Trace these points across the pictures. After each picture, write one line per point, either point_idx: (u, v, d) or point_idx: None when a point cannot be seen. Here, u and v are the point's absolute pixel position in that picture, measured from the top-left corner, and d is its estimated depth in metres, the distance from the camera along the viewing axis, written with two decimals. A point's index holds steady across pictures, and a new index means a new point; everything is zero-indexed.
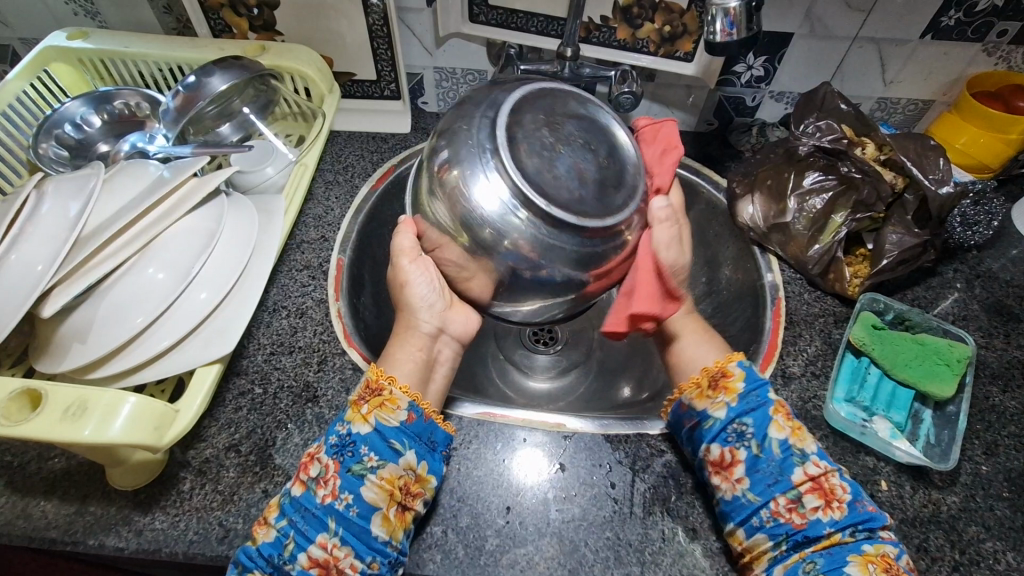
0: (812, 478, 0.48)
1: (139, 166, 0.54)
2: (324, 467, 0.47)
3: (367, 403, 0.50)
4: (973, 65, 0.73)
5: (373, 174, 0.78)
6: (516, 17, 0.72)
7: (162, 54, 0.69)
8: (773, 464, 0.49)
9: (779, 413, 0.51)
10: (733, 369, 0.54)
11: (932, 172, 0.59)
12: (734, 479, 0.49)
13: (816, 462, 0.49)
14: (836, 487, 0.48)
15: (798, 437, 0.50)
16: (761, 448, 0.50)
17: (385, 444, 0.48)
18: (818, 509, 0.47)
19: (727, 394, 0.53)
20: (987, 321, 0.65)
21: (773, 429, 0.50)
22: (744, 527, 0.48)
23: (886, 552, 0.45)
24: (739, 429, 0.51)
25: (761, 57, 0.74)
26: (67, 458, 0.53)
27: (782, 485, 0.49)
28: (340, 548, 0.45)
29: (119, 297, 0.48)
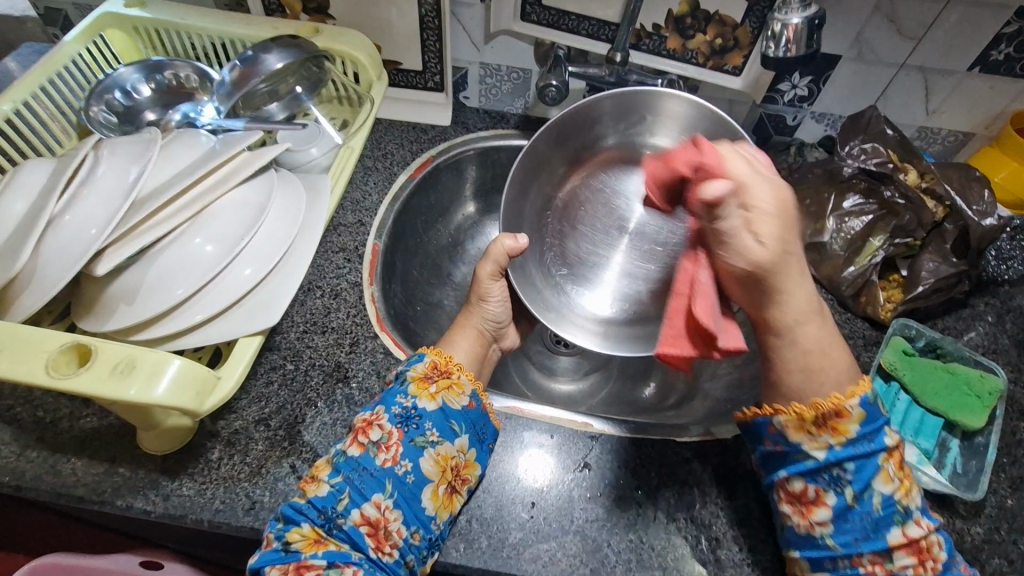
0: (911, 540, 0.44)
1: (191, 136, 0.54)
2: (386, 433, 0.48)
3: (435, 382, 0.51)
4: (1018, 101, 0.73)
5: (412, 163, 0.78)
6: (567, 19, 0.73)
7: (217, 29, 0.70)
8: (867, 517, 0.45)
9: (890, 463, 0.46)
10: (853, 408, 0.46)
11: (976, 203, 0.61)
12: (813, 520, 0.46)
13: (918, 521, 0.45)
14: (934, 547, 0.45)
15: (904, 491, 0.46)
16: (857, 497, 0.45)
17: (447, 424, 0.50)
18: (907, 566, 0.44)
19: (834, 435, 0.46)
20: (1016, 357, 0.65)
21: (879, 479, 0.45)
22: (813, 563, 0.46)
23: None
24: (837, 474, 0.46)
25: (806, 78, 0.74)
26: (100, 418, 0.53)
27: (871, 539, 0.45)
28: (392, 510, 0.45)
29: (168, 262, 0.49)
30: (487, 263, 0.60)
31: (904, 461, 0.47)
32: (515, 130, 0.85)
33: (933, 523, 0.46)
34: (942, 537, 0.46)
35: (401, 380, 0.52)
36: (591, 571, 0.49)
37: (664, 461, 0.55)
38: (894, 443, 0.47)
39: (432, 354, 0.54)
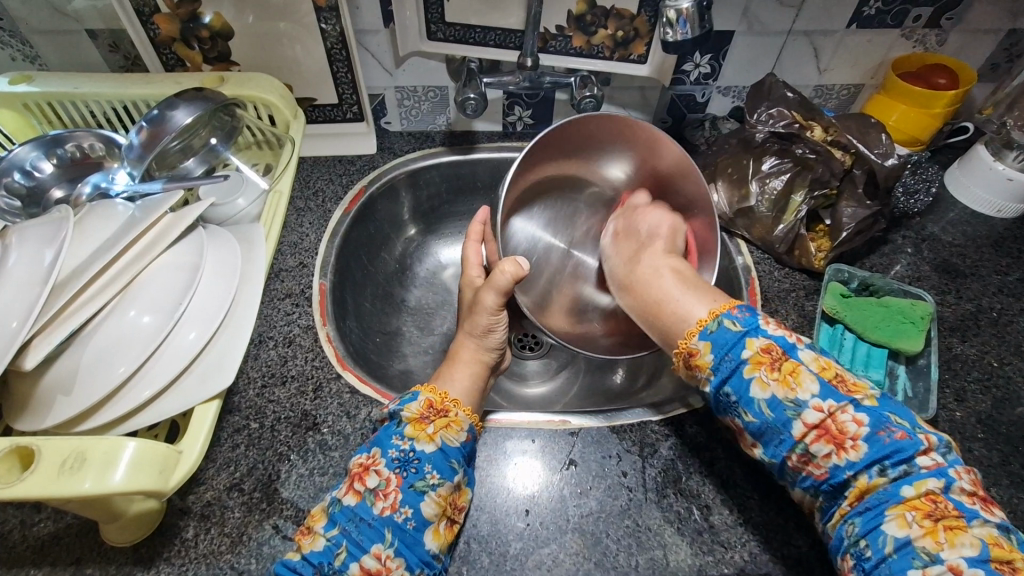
0: (814, 426, 0.43)
1: (106, 206, 0.52)
2: (384, 480, 0.46)
3: (432, 422, 0.49)
4: (894, 49, 0.79)
5: (345, 197, 0.77)
6: (473, 32, 0.74)
7: (115, 93, 0.67)
8: (769, 426, 0.44)
9: (760, 369, 0.45)
10: (696, 344, 0.48)
11: (876, 146, 0.65)
12: (749, 446, 0.47)
13: (818, 405, 0.43)
14: (847, 425, 0.42)
15: (789, 386, 0.44)
16: (750, 414, 0.45)
17: (446, 463, 0.48)
18: (830, 456, 0.42)
19: (701, 372, 0.48)
20: (938, 280, 0.71)
21: (757, 388, 0.45)
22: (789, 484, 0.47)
23: (929, 491, 0.40)
24: (727, 402, 0.47)
25: (707, 56, 0.78)
26: (55, 521, 0.50)
27: (786, 443, 0.44)
28: (393, 559, 0.44)
29: (104, 342, 0.46)
30: (489, 291, 0.58)
31: (782, 355, 0.45)
32: (442, 147, 0.85)
33: (844, 398, 0.43)
34: (861, 408, 0.43)
35: (396, 419, 0.50)
36: (596, 565, 0.49)
37: (644, 441, 0.56)
38: (765, 344, 0.46)
39: (426, 392, 0.52)
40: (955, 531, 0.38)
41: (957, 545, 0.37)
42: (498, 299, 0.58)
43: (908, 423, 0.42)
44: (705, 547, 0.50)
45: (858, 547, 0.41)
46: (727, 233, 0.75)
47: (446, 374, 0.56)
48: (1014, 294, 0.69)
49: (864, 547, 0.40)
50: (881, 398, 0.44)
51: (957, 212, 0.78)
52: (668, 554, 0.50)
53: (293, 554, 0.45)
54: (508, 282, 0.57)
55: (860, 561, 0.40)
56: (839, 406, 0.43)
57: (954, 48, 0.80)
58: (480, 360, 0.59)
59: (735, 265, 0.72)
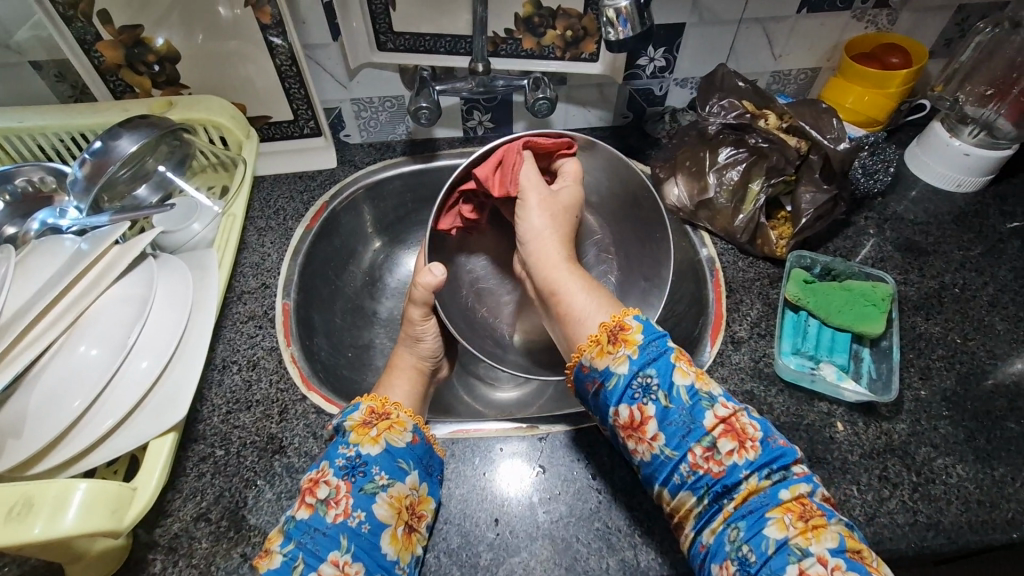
0: (722, 420, 0.44)
1: (53, 243, 0.52)
2: (334, 488, 0.46)
3: (375, 426, 0.50)
4: (847, 31, 0.80)
5: (306, 213, 0.77)
6: (423, 40, 0.73)
7: (62, 125, 0.66)
8: (684, 412, 0.44)
9: (682, 359, 0.46)
10: (630, 322, 0.47)
11: (829, 131, 0.65)
12: (649, 438, 0.44)
13: (725, 402, 0.45)
14: (747, 427, 0.44)
15: (704, 380, 0.45)
16: (669, 397, 0.44)
17: (394, 464, 0.49)
18: (733, 453, 0.43)
19: (627, 347, 0.46)
20: (901, 259, 0.71)
21: (678, 375, 0.45)
22: (669, 487, 0.45)
23: (801, 493, 0.42)
24: (645, 382, 0.45)
25: (660, 49, 0.78)
26: (18, 565, 0.49)
27: (696, 433, 0.43)
28: (351, 564, 0.44)
29: (52, 382, 0.45)
30: (415, 307, 0.60)
31: (694, 359, 0.48)
32: (404, 156, 0.84)
33: (738, 404, 0.46)
34: (752, 416, 0.46)
35: (341, 431, 0.50)
36: (566, 569, 0.49)
37: (613, 442, 0.56)
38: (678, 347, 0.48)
39: (367, 400, 0.53)
40: (820, 529, 0.40)
41: (823, 540, 0.40)
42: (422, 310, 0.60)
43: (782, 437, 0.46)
44: (676, 545, 0.50)
45: (741, 552, 0.41)
46: (691, 226, 0.75)
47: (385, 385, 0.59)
48: (976, 269, 0.70)
49: (748, 552, 0.41)
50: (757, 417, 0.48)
51: (918, 190, 0.79)
52: (638, 554, 0.50)
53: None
54: (427, 292, 0.58)
55: (744, 566, 0.40)
56: (736, 409, 0.45)
57: (906, 26, 0.80)
58: (418, 368, 0.62)
59: (699, 257, 0.72)
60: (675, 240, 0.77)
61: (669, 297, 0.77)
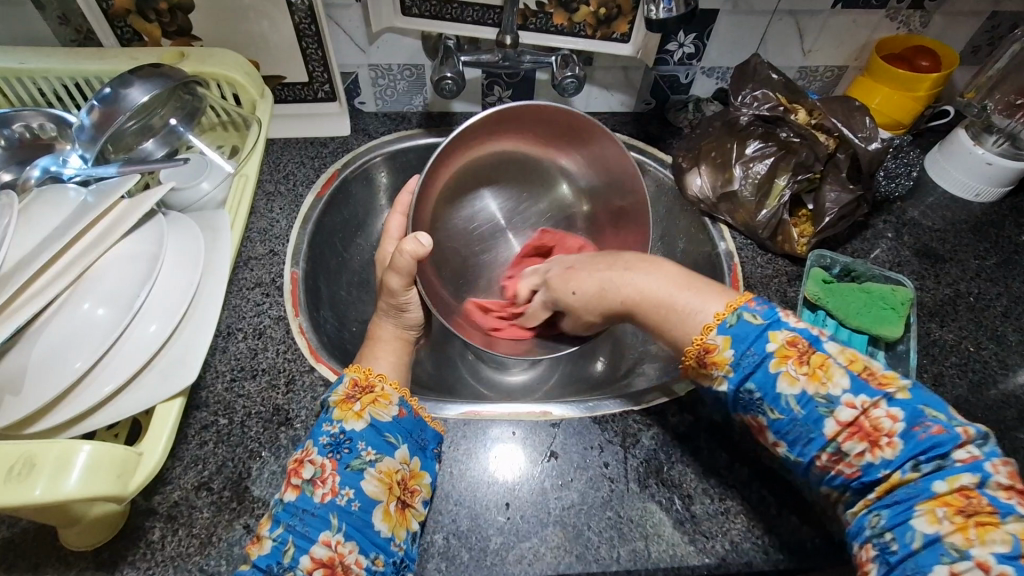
0: (847, 425, 0.40)
1: (57, 192, 0.50)
2: (319, 467, 0.45)
3: (358, 400, 0.49)
4: (879, 30, 0.78)
5: (317, 180, 0.74)
6: (450, 7, 0.71)
7: (65, 69, 0.63)
8: (798, 423, 0.42)
9: (788, 362, 0.42)
10: (713, 339, 0.45)
11: (860, 130, 0.64)
12: (772, 442, 0.44)
13: (849, 401, 0.40)
14: (882, 421, 0.40)
15: (819, 380, 0.41)
16: (778, 412, 0.43)
17: (381, 439, 0.48)
18: (864, 454, 0.40)
19: (719, 368, 0.45)
20: (918, 265, 0.71)
21: (785, 383, 0.42)
22: (815, 481, 0.44)
23: (963, 486, 0.37)
24: (749, 398, 0.44)
25: (691, 35, 0.76)
26: (10, 526, 0.47)
27: (816, 442, 0.42)
28: (344, 544, 0.43)
29: (55, 339, 0.43)
30: (393, 274, 0.56)
31: (809, 348, 0.43)
32: (419, 129, 0.82)
33: (876, 393, 0.40)
34: (896, 402, 0.40)
35: (326, 407, 0.49)
36: (576, 557, 0.49)
37: (627, 431, 0.56)
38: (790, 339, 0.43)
39: (351, 371, 0.52)
40: (986, 527, 0.35)
41: (989, 542, 0.34)
42: (404, 279, 0.56)
43: (944, 416, 0.39)
44: (687, 537, 0.50)
45: (883, 539, 0.38)
46: (710, 218, 0.74)
47: (368, 354, 0.57)
48: (991, 279, 0.70)
49: (890, 541, 0.38)
50: (916, 389, 0.41)
51: (937, 197, 0.78)
52: (649, 545, 0.49)
53: (245, 564, 0.43)
54: (409, 261, 0.55)
55: (884, 554, 0.38)
56: (872, 402, 0.40)
57: (938, 30, 0.79)
58: (401, 337, 0.60)
59: (717, 251, 0.71)
60: (693, 231, 0.76)
61: None
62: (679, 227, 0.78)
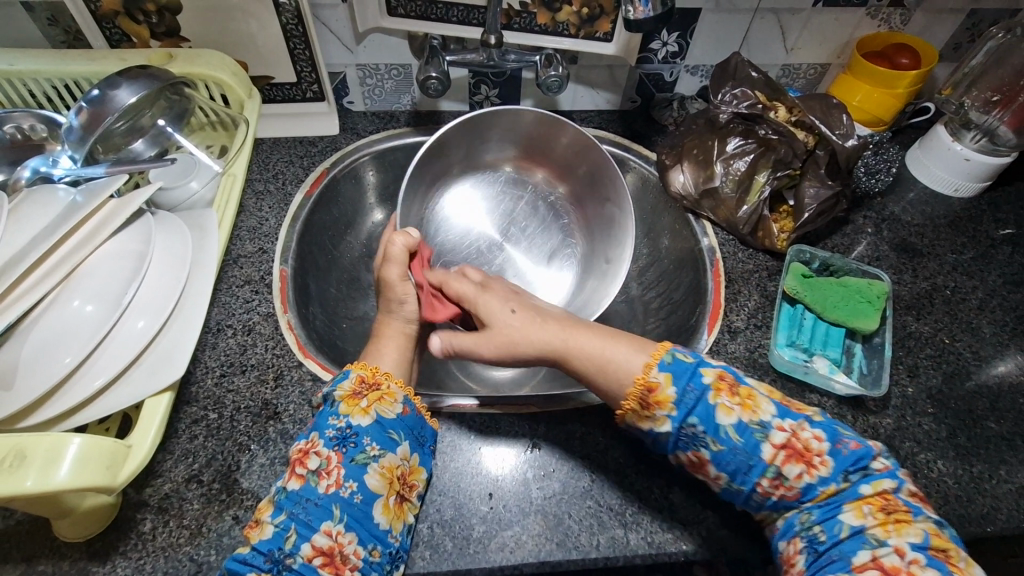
0: (782, 446, 0.44)
1: (46, 192, 0.50)
2: (325, 459, 0.46)
3: (365, 396, 0.50)
4: (860, 28, 0.79)
5: (306, 179, 0.75)
6: (435, 7, 0.72)
7: (54, 70, 0.64)
8: (739, 452, 0.45)
9: (722, 395, 0.46)
10: (655, 377, 0.46)
11: (838, 127, 0.64)
12: (712, 476, 0.46)
13: (780, 425, 0.45)
14: (811, 442, 0.44)
15: (750, 410, 0.45)
16: (718, 443, 0.45)
17: (385, 435, 0.49)
18: (802, 476, 0.44)
19: (661, 407, 0.46)
20: (896, 259, 0.72)
21: (722, 414, 0.45)
22: (750, 508, 0.47)
23: (885, 489, 0.43)
24: (692, 432, 0.46)
25: (674, 34, 0.77)
26: (3, 519, 0.48)
27: (758, 468, 0.44)
28: (344, 534, 0.44)
29: (45, 336, 0.44)
30: (391, 265, 0.58)
31: (735, 381, 0.47)
32: (407, 127, 0.83)
33: (798, 418, 0.45)
34: (817, 425, 0.45)
35: (330, 401, 0.50)
36: (557, 545, 0.50)
37: (608, 423, 0.57)
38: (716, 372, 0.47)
39: (357, 368, 0.52)
40: (902, 523, 0.41)
41: (904, 534, 0.40)
42: (400, 269, 0.58)
43: (854, 434, 0.46)
44: (665, 524, 0.51)
45: (812, 532, 0.43)
46: (693, 215, 0.75)
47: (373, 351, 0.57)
48: (967, 273, 0.71)
49: (818, 532, 0.43)
50: (826, 415, 0.47)
51: (916, 192, 0.80)
52: (628, 532, 0.51)
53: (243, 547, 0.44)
54: (401, 250, 0.58)
55: (812, 544, 0.42)
56: (798, 425, 0.45)
57: (917, 27, 0.80)
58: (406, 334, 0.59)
59: (700, 247, 0.72)
60: (677, 227, 0.77)
61: (666, 285, 0.77)
62: (664, 223, 0.79)
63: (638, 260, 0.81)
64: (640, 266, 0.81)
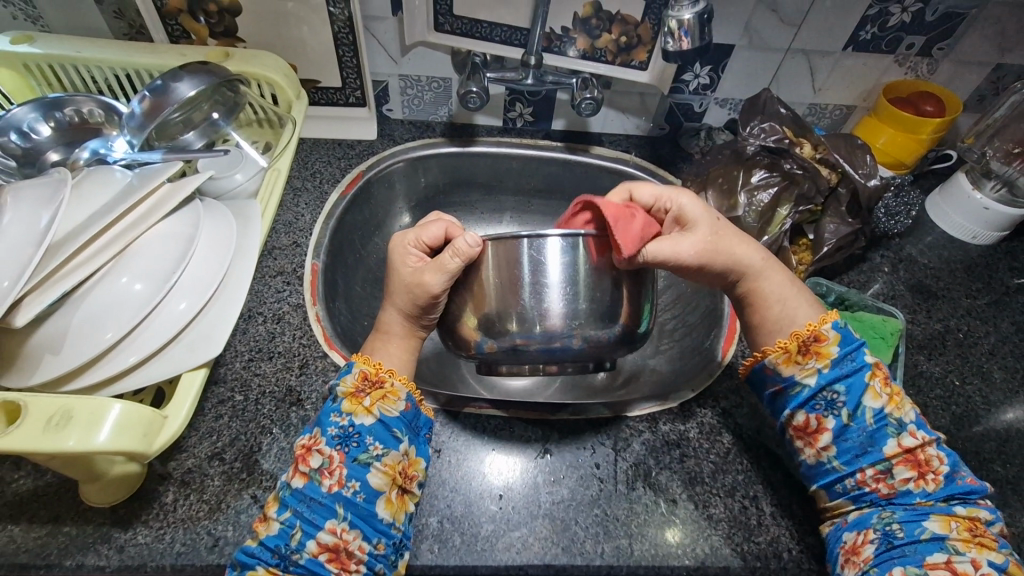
0: (906, 450, 0.48)
1: (105, 172, 0.53)
2: (327, 458, 0.48)
3: (368, 395, 0.51)
4: (887, 74, 0.82)
5: (342, 180, 0.78)
6: (480, 27, 0.75)
7: (117, 61, 0.68)
8: (863, 433, 0.49)
9: (877, 378, 0.50)
10: (829, 331, 0.52)
11: (861, 166, 0.68)
12: (820, 446, 0.50)
13: (913, 432, 0.49)
14: (933, 459, 0.48)
15: (894, 404, 0.50)
16: (852, 417, 0.49)
17: (388, 433, 0.50)
18: (909, 480, 0.48)
19: (818, 359, 0.51)
20: (911, 299, 0.73)
21: (869, 397, 0.50)
22: (828, 489, 0.50)
23: (976, 516, 0.47)
24: (830, 397, 0.50)
25: (706, 67, 0.80)
26: (35, 478, 0.51)
27: (872, 457, 0.49)
28: (348, 531, 0.46)
29: (95, 307, 0.47)
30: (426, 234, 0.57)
31: (890, 377, 0.51)
32: (442, 138, 0.86)
33: (931, 436, 0.49)
34: (942, 449, 0.49)
35: (334, 396, 0.51)
36: (563, 549, 0.51)
37: (618, 436, 0.58)
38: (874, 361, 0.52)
39: (362, 363, 0.53)
40: (984, 547, 0.45)
41: (984, 552, 0.44)
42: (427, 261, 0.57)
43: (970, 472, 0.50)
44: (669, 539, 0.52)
45: (889, 528, 0.47)
46: None
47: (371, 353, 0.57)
48: (981, 318, 0.72)
49: (897, 529, 0.46)
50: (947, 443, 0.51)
51: (934, 236, 0.81)
52: (633, 543, 0.52)
53: (251, 540, 0.46)
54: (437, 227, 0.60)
55: (888, 537, 0.46)
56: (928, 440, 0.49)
57: (944, 78, 0.83)
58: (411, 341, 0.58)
59: None
60: None
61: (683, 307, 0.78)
62: None
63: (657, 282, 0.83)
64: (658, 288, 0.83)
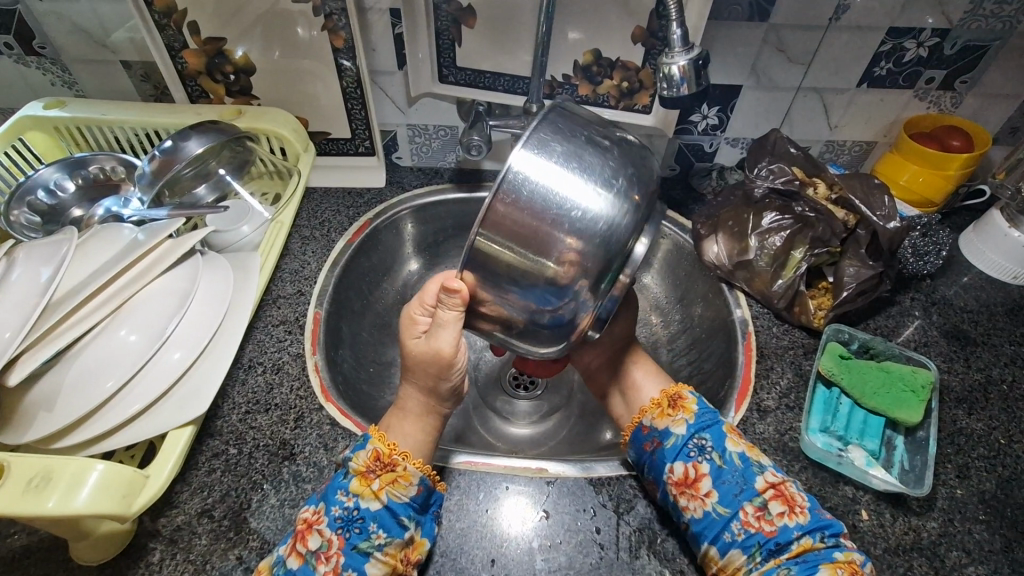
0: (773, 485, 0.51)
1: (113, 230, 0.55)
2: (326, 541, 0.47)
3: (377, 477, 0.50)
4: (907, 109, 0.79)
5: (350, 228, 0.79)
6: (483, 77, 0.76)
7: (138, 121, 0.71)
8: (737, 474, 0.52)
9: (732, 430, 0.54)
10: (688, 395, 0.57)
11: (880, 208, 0.64)
12: (703, 493, 0.51)
13: (774, 471, 0.52)
14: (797, 494, 0.50)
15: (754, 451, 0.53)
16: (722, 459, 0.52)
17: (393, 520, 0.49)
18: (784, 515, 0.49)
19: (684, 412, 0.56)
20: (946, 346, 0.68)
21: (730, 443, 0.53)
22: (718, 544, 0.49)
23: (853, 559, 0.47)
24: (700, 443, 0.54)
25: (714, 108, 0.79)
26: (29, 534, 0.51)
27: (748, 493, 0.51)
28: None
29: (89, 362, 0.48)
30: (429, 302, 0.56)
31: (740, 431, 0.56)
32: (450, 184, 0.87)
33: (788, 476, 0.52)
34: (801, 489, 0.52)
35: (344, 470, 0.50)
36: None
37: (622, 498, 0.55)
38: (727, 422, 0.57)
39: (376, 440, 0.52)
40: None
41: None
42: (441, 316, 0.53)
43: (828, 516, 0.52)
44: None
45: None
46: (727, 284, 0.73)
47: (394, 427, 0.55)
48: None
49: None
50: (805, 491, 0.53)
51: (971, 277, 0.76)
52: None
53: None
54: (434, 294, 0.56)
55: None
56: (786, 479, 0.52)
57: (970, 110, 0.79)
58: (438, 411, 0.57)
59: (733, 318, 0.71)
60: (710, 296, 0.75)
61: (698, 354, 0.75)
62: (697, 291, 0.78)
63: (670, 327, 0.80)
64: (671, 333, 0.80)
